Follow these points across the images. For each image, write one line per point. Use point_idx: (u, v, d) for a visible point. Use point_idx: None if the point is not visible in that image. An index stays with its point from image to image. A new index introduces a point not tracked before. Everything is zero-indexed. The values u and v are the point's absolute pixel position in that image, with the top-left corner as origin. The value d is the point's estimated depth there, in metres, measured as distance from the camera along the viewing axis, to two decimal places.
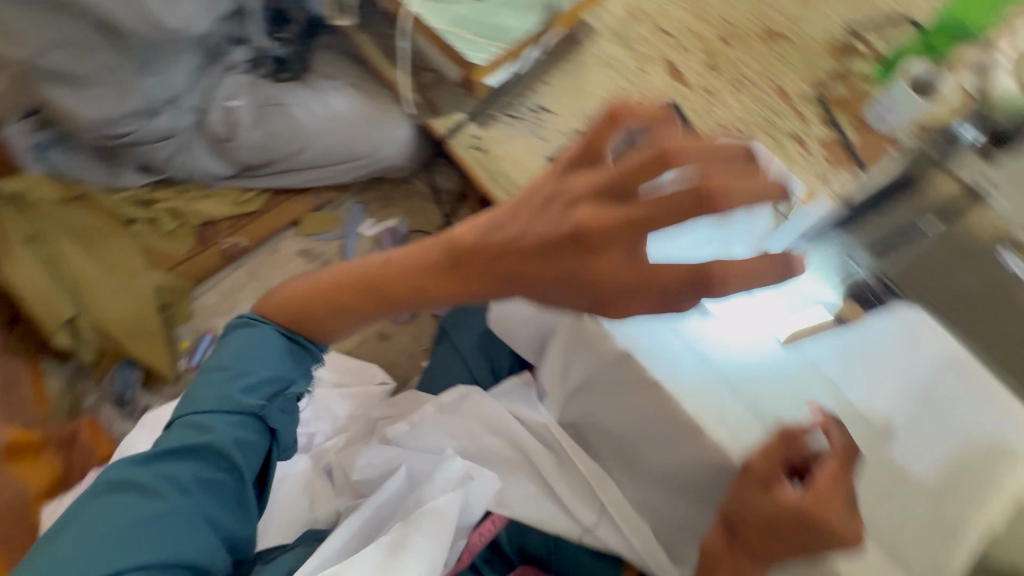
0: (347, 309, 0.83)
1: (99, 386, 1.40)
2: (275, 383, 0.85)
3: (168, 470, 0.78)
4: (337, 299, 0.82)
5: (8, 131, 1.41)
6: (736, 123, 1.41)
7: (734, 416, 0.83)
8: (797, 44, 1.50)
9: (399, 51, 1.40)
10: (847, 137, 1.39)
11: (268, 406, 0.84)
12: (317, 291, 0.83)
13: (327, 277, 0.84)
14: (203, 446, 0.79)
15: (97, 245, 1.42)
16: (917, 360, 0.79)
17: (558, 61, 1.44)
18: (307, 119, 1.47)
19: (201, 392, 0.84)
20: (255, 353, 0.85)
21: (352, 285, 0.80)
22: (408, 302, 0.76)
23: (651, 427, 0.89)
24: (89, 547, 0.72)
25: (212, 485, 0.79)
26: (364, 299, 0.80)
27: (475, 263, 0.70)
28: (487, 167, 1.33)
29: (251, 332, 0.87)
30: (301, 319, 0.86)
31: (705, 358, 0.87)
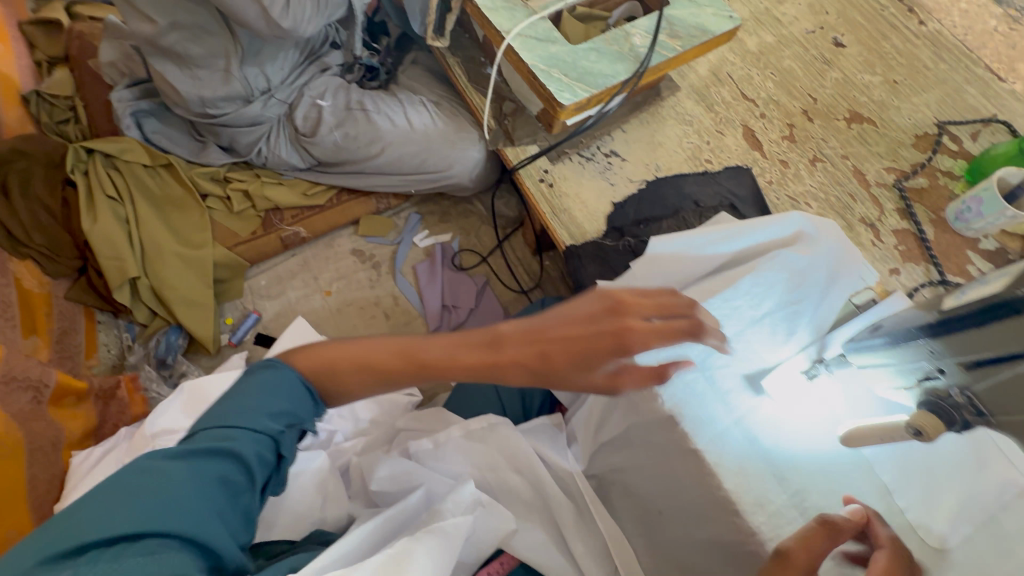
0: (372, 377, 0.79)
1: (144, 346, 1.45)
2: (300, 415, 0.77)
3: (193, 467, 0.68)
4: (368, 360, 0.78)
5: (115, 96, 1.51)
6: (808, 199, 1.39)
7: (778, 506, 0.79)
8: (882, 130, 1.47)
9: (483, 78, 1.45)
10: (923, 231, 1.34)
11: (288, 434, 0.75)
12: (348, 355, 0.79)
13: (368, 344, 0.79)
14: (230, 454, 0.70)
15: (169, 213, 1.49)
16: (986, 488, 0.72)
17: (636, 112, 1.46)
18: (384, 126, 1.52)
19: (226, 408, 0.74)
20: (278, 384, 0.76)
21: (388, 358, 0.78)
22: (458, 375, 0.76)
23: (684, 498, 0.86)
24: (92, 523, 0.61)
25: (229, 494, 0.69)
26: (395, 372, 0.78)
27: (506, 347, 0.76)
28: (551, 202, 1.34)
29: (274, 365, 0.78)
30: (324, 373, 0.79)
31: (753, 438, 0.85)
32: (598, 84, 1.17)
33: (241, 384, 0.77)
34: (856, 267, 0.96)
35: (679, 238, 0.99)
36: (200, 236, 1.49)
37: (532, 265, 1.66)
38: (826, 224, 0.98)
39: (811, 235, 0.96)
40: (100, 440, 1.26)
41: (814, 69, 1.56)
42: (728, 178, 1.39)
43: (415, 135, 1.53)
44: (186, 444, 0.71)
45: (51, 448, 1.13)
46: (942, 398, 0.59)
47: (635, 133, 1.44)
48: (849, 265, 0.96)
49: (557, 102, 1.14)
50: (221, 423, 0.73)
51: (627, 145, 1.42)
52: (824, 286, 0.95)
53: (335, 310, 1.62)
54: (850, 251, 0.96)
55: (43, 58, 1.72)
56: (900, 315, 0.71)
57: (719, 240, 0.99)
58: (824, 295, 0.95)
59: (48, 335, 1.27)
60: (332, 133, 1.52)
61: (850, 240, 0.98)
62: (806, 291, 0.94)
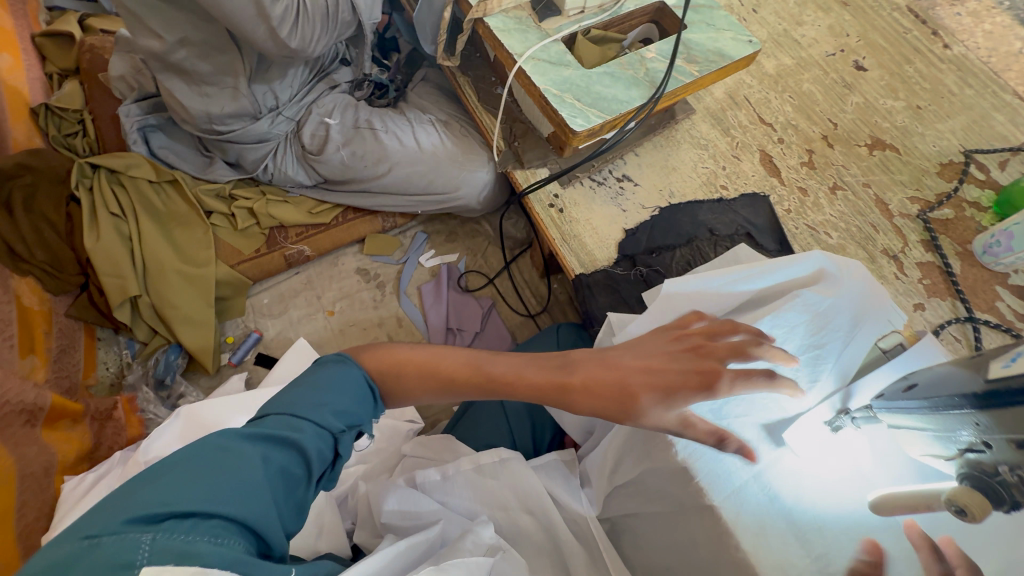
0: (440, 385, 0.87)
1: (144, 365, 1.42)
2: (360, 417, 0.81)
3: (264, 451, 0.70)
4: (438, 370, 0.87)
5: (123, 111, 1.50)
6: (828, 229, 1.33)
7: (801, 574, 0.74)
8: (905, 157, 1.42)
9: (494, 98, 1.42)
10: (950, 265, 1.28)
11: (346, 434, 0.78)
12: (420, 363, 0.88)
13: (440, 356, 0.89)
14: (295, 444, 0.72)
15: (174, 230, 1.47)
16: None
17: (651, 135, 1.41)
18: (392, 146, 1.50)
19: (296, 395, 0.78)
20: (347, 385, 0.81)
21: (460, 369, 0.87)
22: (519, 391, 0.86)
23: (696, 556, 0.82)
24: (174, 491, 0.60)
25: (287, 484, 0.71)
26: (463, 382, 0.87)
27: (576, 370, 0.85)
28: (562, 228, 1.30)
29: (343, 366, 0.84)
30: (391, 376, 0.87)
31: (776, 497, 0.80)
32: (612, 109, 1.13)
33: (313, 379, 0.81)
34: (883, 308, 0.91)
35: (696, 278, 0.98)
36: (203, 254, 1.46)
37: (540, 289, 1.62)
38: (854, 265, 0.94)
39: (833, 274, 0.92)
40: (96, 462, 1.23)
41: (834, 93, 1.52)
42: (745, 205, 1.35)
43: (423, 155, 1.50)
44: (255, 427, 0.73)
45: (42, 473, 1.10)
46: (988, 474, 0.55)
47: (649, 158, 1.40)
48: (876, 307, 0.91)
49: (569, 128, 1.10)
50: (290, 412, 0.76)
51: (640, 169, 1.38)
52: (850, 328, 0.90)
53: (338, 330, 1.58)
54: (875, 290, 0.92)
55: (55, 71, 1.73)
56: (937, 372, 0.67)
57: (736, 279, 0.97)
58: (852, 336, 0.89)
59: (46, 354, 1.25)
60: (339, 151, 1.49)
61: (875, 279, 0.93)
62: (830, 332, 0.90)
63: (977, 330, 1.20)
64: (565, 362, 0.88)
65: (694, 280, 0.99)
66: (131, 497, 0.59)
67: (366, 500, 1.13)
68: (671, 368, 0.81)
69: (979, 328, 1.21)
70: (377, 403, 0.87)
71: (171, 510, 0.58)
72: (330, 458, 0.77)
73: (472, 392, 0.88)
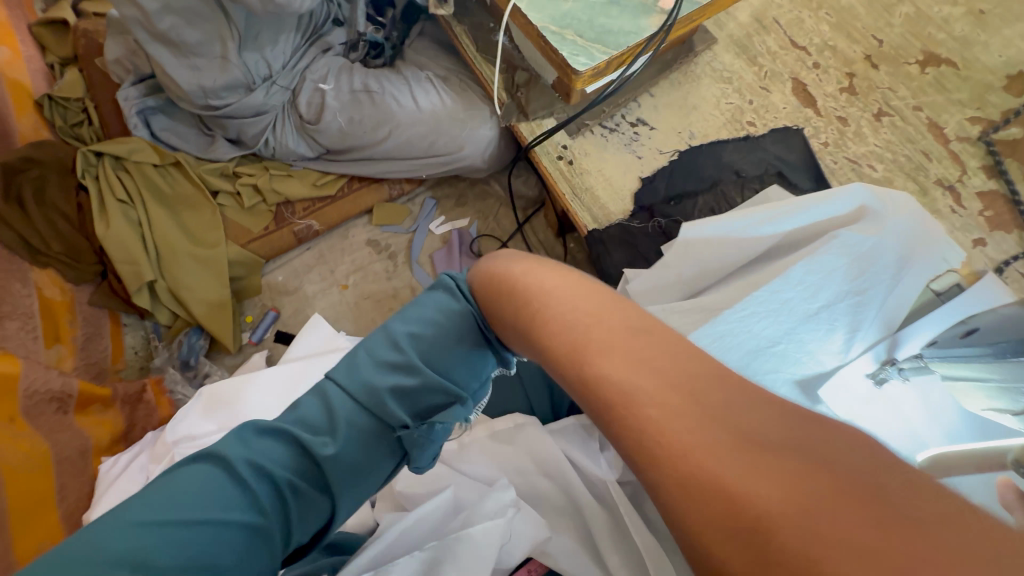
0: (529, 343, 0.59)
1: (169, 348, 1.46)
2: (443, 389, 0.69)
3: (282, 451, 0.66)
4: (534, 327, 0.57)
5: (121, 94, 1.48)
6: (872, 161, 1.19)
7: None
8: (964, 72, 1.24)
9: (493, 45, 1.31)
10: (1017, 193, 1.13)
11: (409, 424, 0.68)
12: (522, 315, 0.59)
13: (524, 294, 0.59)
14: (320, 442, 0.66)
15: (185, 212, 1.46)
16: None
17: (667, 72, 1.28)
18: (391, 107, 1.42)
19: (368, 365, 0.70)
20: (427, 355, 0.68)
21: (542, 324, 0.55)
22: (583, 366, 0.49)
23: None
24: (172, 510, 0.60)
25: (309, 485, 0.66)
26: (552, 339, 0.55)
27: (685, 382, 0.44)
28: (572, 182, 1.22)
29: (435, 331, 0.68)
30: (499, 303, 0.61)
31: None
32: (619, 43, 1.02)
33: (407, 333, 0.71)
34: (934, 246, 0.81)
35: (719, 223, 0.87)
36: (213, 234, 1.45)
37: (555, 248, 1.55)
38: (901, 198, 0.83)
39: (874, 211, 0.82)
40: (131, 443, 1.27)
41: (879, 5, 1.33)
42: (775, 141, 1.22)
43: (424, 115, 1.42)
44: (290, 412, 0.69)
45: (78, 455, 1.14)
46: None
47: (665, 98, 1.27)
48: (927, 243, 0.81)
49: (572, 68, 1.00)
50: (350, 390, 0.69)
51: (656, 111, 1.26)
52: (896, 271, 0.80)
53: (353, 303, 1.57)
54: (922, 226, 0.81)
55: (55, 61, 1.71)
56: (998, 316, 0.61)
57: (766, 220, 0.86)
58: (897, 280, 0.80)
59: (72, 343, 1.28)
60: (337, 119, 1.43)
61: (926, 213, 0.82)
62: (877, 276, 0.79)
63: None
64: (673, 341, 0.49)
65: (718, 227, 0.88)
66: (140, 503, 0.61)
67: None
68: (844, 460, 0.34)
69: None
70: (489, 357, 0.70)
71: (166, 535, 0.59)
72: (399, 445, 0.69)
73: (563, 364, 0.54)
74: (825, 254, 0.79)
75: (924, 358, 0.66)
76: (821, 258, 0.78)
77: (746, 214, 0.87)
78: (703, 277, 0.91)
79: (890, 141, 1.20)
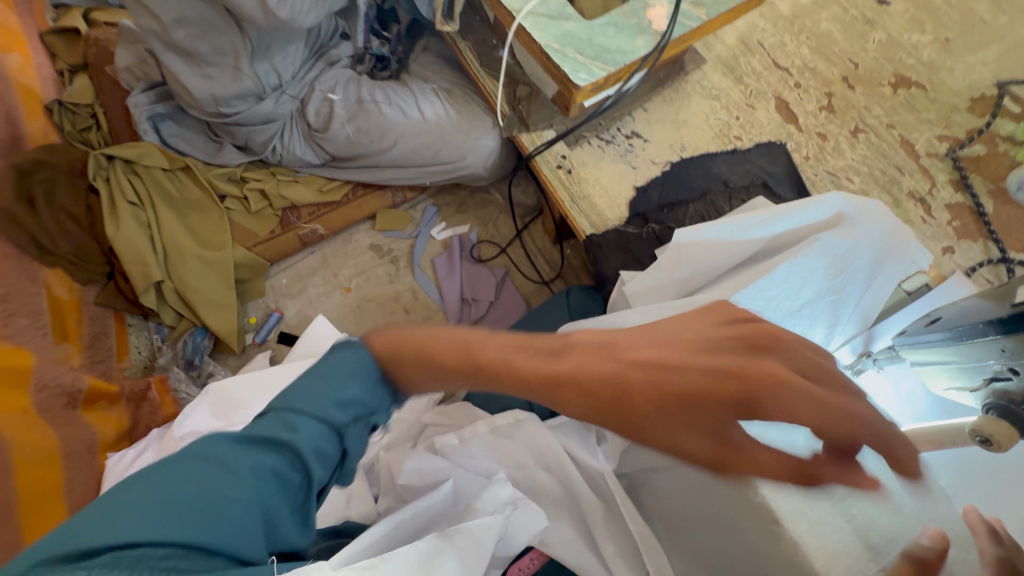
0: (436, 375, 0.68)
1: (173, 348, 1.48)
2: (368, 404, 0.67)
3: (245, 457, 0.60)
4: (430, 357, 0.68)
5: (132, 101, 1.52)
6: (849, 174, 1.28)
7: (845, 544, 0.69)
8: (932, 94, 1.34)
9: (496, 61, 1.38)
10: (982, 205, 1.22)
11: (352, 426, 0.65)
12: (417, 352, 0.68)
13: (438, 331, 0.70)
14: (278, 446, 0.61)
15: (194, 215, 1.51)
16: None
17: (659, 90, 1.37)
18: (396, 118, 1.48)
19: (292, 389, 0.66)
20: (349, 375, 0.66)
21: (448, 352, 0.68)
22: (501, 379, 0.68)
23: (716, 504, 0.81)
24: (138, 505, 0.54)
25: (281, 490, 0.61)
26: (444, 367, 0.67)
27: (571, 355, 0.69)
28: (570, 189, 1.28)
29: (349, 354, 0.68)
30: (394, 360, 0.68)
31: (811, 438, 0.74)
32: (616, 61, 1.09)
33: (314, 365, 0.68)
34: (904, 249, 0.88)
35: (710, 226, 0.94)
36: (220, 237, 1.49)
37: (552, 254, 1.62)
38: (877, 205, 0.90)
39: (853, 218, 0.89)
40: (134, 440, 1.29)
41: (854, 32, 1.43)
42: (760, 154, 1.30)
43: (428, 126, 1.49)
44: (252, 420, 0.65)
45: (85, 450, 1.17)
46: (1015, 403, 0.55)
47: (658, 113, 1.35)
48: (898, 246, 0.88)
49: (573, 84, 1.07)
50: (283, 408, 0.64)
51: (649, 124, 1.34)
52: (869, 272, 0.87)
53: (355, 306, 1.61)
54: (896, 232, 0.88)
55: (65, 68, 1.75)
56: (961, 305, 0.65)
57: (754, 224, 0.93)
58: (870, 279, 0.87)
59: (79, 341, 1.31)
60: (344, 128, 1.49)
61: (898, 219, 0.90)
62: (852, 275, 0.86)
63: (1010, 270, 1.15)
64: (555, 339, 0.72)
65: (709, 231, 0.95)
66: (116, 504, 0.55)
67: (387, 467, 1.16)
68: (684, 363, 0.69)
69: (1013, 268, 1.15)
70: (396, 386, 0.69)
71: (133, 528, 0.53)
72: (336, 457, 0.65)
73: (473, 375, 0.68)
74: (808, 256, 0.85)
75: (896, 347, 0.73)
76: (804, 259, 0.85)
77: (736, 218, 0.94)
78: (695, 277, 0.97)
79: (865, 156, 1.29)
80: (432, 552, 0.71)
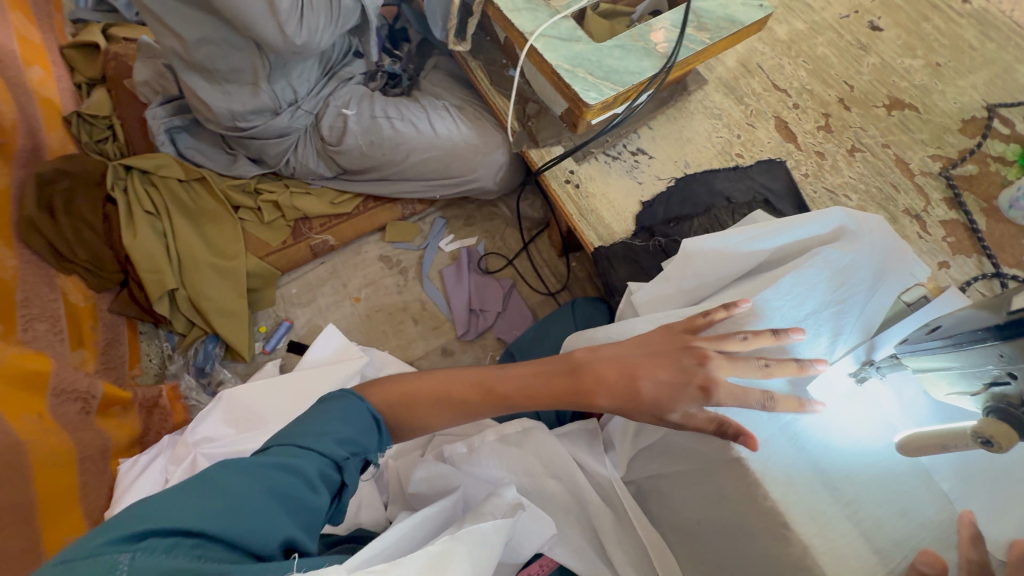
0: (461, 413, 0.82)
1: (184, 356, 1.50)
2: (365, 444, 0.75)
3: (263, 475, 0.64)
4: (449, 396, 0.82)
5: (150, 114, 1.56)
6: (847, 191, 1.33)
7: (850, 549, 0.73)
8: (925, 116, 1.40)
9: (507, 80, 1.43)
10: (975, 222, 1.27)
11: (351, 461, 0.72)
12: (437, 394, 0.82)
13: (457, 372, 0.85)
14: (295, 466, 0.67)
15: (208, 226, 1.53)
16: None
17: (663, 109, 1.42)
18: (408, 133, 1.53)
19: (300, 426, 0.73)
20: (347, 415, 0.74)
21: (469, 392, 0.82)
22: (521, 399, 0.82)
23: (730, 509, 0.82)
24: (184, 499, 0.59)
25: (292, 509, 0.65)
26: (463, 404, 0.82)
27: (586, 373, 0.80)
28: (578, 203, 1.32)
29: (346, 397, 0.77)
30: (406, 404, 0.81)
31: (801, 444, 0.80)
32: (624, 82, 1.14)
33: (317, 409, 0.76)
34: (903, 262, 0.92)
35: (718, 237, 0.98)
36: (233, 247, 1.52)
37: (558, 266, 1.65)
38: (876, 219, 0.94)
39: (852, 234, 0.92)
40: (145, 447, 1.31)
41: (850, 55, 1.50)
42: (761, 172, 1.35)
43: (438, 141, 1.53)
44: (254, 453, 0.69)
45: (99, 456, 1.18)
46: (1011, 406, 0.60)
47: (662, 132, 1.40)
48: (897, 260, 0.92)
49: (583, 102, 1.12)
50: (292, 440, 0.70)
51: (654, 141, 1.39)
52: (871, 284, 0.90)
53: (364, 315, 1.63)
54: (890, 250, 0.92)
55: (83, 81, 1.79)
56: (957, 315, 0.68)
57: (757, 235, 0.97)
58: (872, 292, 0.90)
59: (93, 347, 1.33)
60: (357, 142, 1.53)
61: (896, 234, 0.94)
62: (856, 287, 0.89)
63: (1004, 284, 1.19)
64: (564, 360, 0.84)
65: (715, 242, 0.98)
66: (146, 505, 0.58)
67: (397, 474, 1.17)
68: (674, 366, 0.78)
69: (1006, 283, 1.19)
70: (382, 430, 0.78)
71: (189, 515, 0.57)
72: (334, 488, 0.71)
73: (487, 406, 0.82)
74: (812, 266, 0.88)
75: (897, 354, 0.76)
76: (807, 269, 0.88)
77: (738, 229, 0.98)
78: (702, 287, 1.00)
79: (862, 174, 1.34)
80: (444, 552, 0.70)
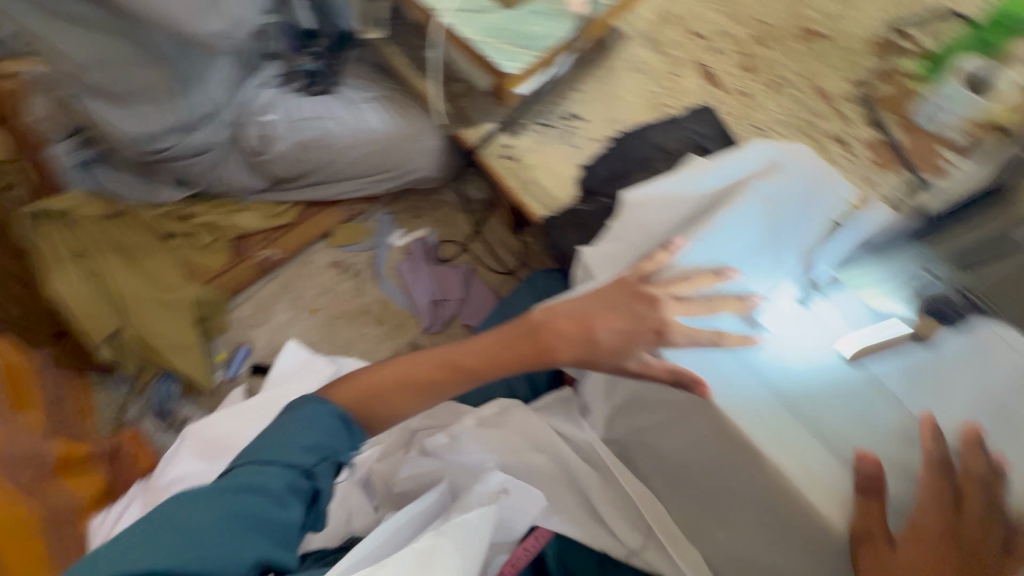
0: (426, 394, 0.83)
1: (140, 399, 1.47)
2: (332, 447, 0.72)
3: (221, 502, 0.64)
4: (413, 379, 0.83)
5: (52, 150, 1.41)
6: (775, 126, 1.36)
7: (824, 467, 0.71)
8: (837, 42, 1.45)
9: (428, 62, 1.39)
10: (894, 138, 1.32)
11: (320, 467, 0.70)
12: (405, 380, 0.83)
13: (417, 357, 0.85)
14: (255, 486, 0.66)
15: (140, 260, 1.44)
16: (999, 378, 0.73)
17: (589, 69, 1.42)
18: (338, 131, 1.47)
19: (262, 443, 0.72)
20: (311, 421, 0.73)
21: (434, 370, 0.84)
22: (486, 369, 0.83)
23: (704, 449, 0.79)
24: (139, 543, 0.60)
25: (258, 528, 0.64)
26: (424, 387, 0.83)
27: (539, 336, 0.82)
28: (519, 176, 1.32)
29: (306, 404, 0.75)
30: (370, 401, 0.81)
31: (764, 377, 0.77)
32: (542, 48, 1.13)
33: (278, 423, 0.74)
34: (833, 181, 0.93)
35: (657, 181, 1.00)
36: (172, 278, 1.44)
37: (513, 243, 1.66)
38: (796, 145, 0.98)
39: (785, 164, 0.94)
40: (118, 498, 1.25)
41: None
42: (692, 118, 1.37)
43: (370, 135, 1.49)
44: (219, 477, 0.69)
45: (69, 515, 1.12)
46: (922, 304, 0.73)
47: (590, 92, 1.39)
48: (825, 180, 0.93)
49: (504, 73, 1.10)
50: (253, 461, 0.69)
51: (585, 103, 1.38)
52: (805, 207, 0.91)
53: (325, 325, 1.60)
54: (826, 172, 0.94)
55: None
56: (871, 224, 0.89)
57: (692, 175, 0.98)
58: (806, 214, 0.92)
59: (39, 406, 1.23)
60: (286, 149, 1.46)
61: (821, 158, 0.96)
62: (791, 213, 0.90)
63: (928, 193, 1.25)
64: (520, 327, 0.86)
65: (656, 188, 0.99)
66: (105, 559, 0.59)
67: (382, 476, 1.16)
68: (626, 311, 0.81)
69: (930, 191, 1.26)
70: (352, 426, 0.77)
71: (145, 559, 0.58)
72: (309, 496, 0.69)
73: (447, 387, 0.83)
74: (750, 198, 0.89)
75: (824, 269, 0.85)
76: (744, 201, 0.89)
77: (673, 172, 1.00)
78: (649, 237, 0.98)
79: (787, 107, 1.38)
80: (430, 549, 0.74)
